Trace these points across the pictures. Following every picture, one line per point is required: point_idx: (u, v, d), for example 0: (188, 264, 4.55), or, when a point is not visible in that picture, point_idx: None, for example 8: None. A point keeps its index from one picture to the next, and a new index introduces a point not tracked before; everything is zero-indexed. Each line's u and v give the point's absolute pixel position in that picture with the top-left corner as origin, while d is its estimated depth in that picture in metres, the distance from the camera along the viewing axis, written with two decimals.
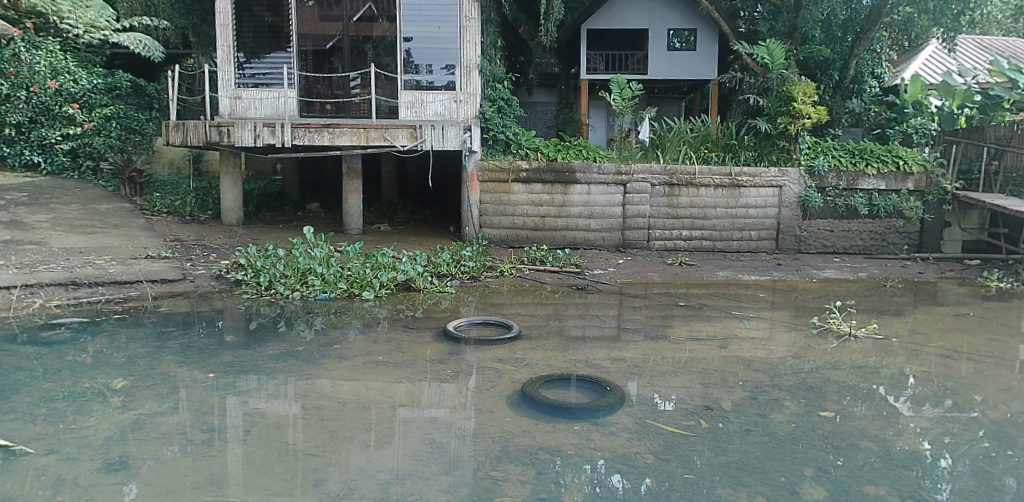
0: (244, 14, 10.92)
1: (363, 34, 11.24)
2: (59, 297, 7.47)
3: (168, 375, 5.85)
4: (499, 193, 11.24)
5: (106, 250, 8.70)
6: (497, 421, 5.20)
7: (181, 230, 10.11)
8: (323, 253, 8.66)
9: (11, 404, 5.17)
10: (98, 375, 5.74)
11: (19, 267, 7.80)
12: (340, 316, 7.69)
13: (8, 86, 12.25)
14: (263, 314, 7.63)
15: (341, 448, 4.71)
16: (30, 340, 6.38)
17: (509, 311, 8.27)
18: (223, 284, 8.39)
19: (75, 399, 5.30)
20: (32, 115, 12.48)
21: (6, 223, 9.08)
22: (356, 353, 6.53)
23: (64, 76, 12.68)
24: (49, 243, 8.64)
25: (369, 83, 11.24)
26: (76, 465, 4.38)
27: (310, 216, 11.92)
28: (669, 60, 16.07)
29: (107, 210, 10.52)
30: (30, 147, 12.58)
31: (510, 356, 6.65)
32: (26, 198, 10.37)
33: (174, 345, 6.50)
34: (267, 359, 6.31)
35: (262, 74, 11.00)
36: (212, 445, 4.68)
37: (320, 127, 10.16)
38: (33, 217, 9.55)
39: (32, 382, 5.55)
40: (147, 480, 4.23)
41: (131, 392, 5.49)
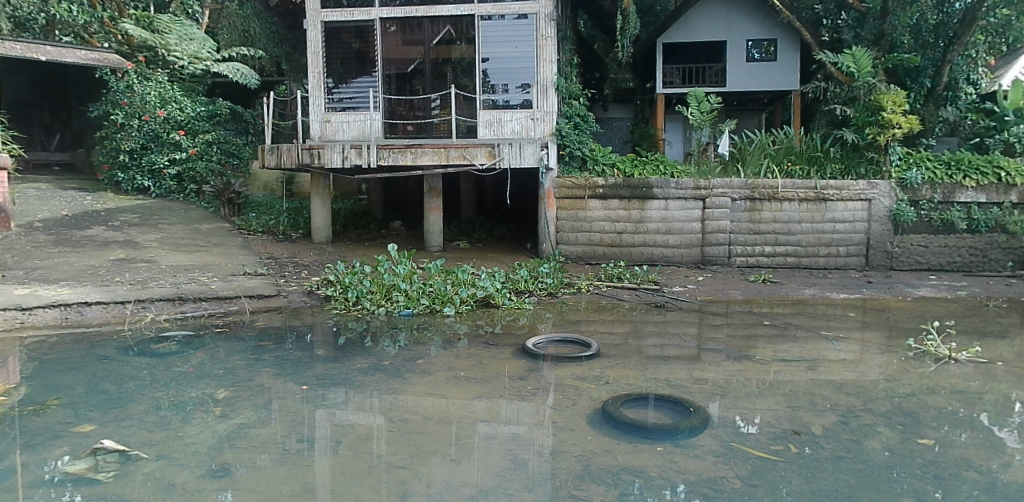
0: (333, 42, 11.50)
1: (442, 57, 11.46)
2: (167, 311, 7.97)
3: (263, 387, 6.17)
4: (576, 209, 11.30)
5: (208, 267, 9.27)
6: (578, 439, 5.23)
7: (275, 248, 10.64)
8: (407, 269, 8.96)
9: (126, 412, 5.55)
10: (202, 386, 6.13)
11: (132, 284, 8.39)
12: (422, 332, 7.90)
13: (124, 115, 13.44)
14: (351, 329, 7.93)
15: (425, 461, 4.85)
16: (141, 351, 6.84)
17: (588, 328, 8.30)
18: (314, 300, 8.77)
19: (182, 408, 5.67)
20: (143, 141, 13.50)
21: (121, 243, 9.82)
22: (438, 368, 6.70)
23: (172, 104, 13.65)
24: (159, 261, 9.28)
25: (448, 104, 11.36)
26: (184, 471, 4.69)
27: (393, 234, 12.31)
28: (747, 72, 15.77)
29: (208, 229, 11.19)
30: (142, 172, 13.52)
31: (589, 373, 6.67)
32: (138, 219, 11.17)
33: (270, 358, 6.85)
34: (356, 372, 6.58)
35: (350, 98, 11.56)
36: (304, 455, 4.91)
37: (403, 148, 10.51)
38: (144, 237, 10.28)
39: (144, 391, 5.96)
40: (246, 487, 4.48)
41: (231, 402, 5.82)
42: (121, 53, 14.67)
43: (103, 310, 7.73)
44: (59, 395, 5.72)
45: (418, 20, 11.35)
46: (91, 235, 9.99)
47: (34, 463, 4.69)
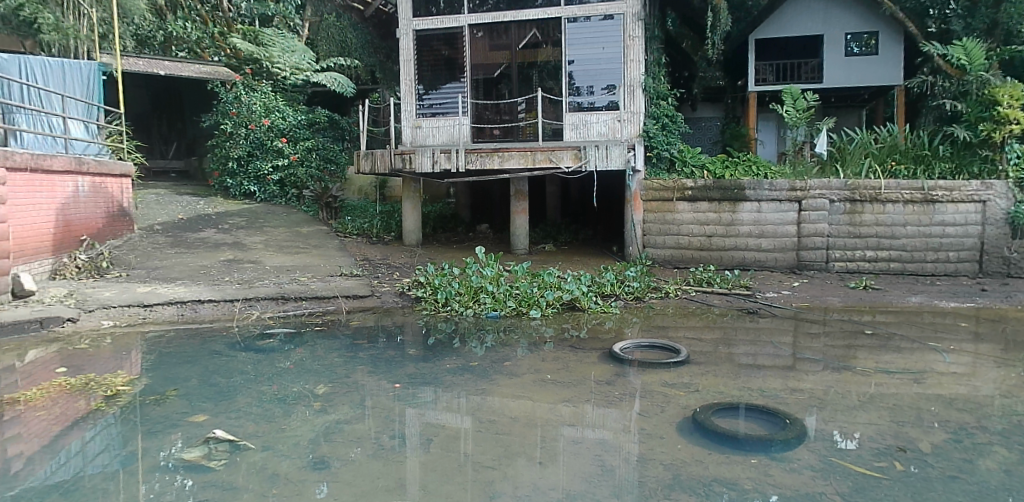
0: (423, 49, 11.81)
1: (528, 61, 11.57)
2: (271, 309, 8.42)
3: (359, 384, 6.43)
4: (664, 212, 11.12)
5: (308, 268, 9.74)
6: (667, 448, 5.16)
7: (369, 250, 11.05)
8: (494, 271, 9.12)
9: (235, 403, 5.91)
10: (303, 381, 6.44)
11: (240, 283, 8.93)
12: (509, 334, 7.99)
13: (233, 125, 14.33)
14: (440, 330, 8.13)
15: (514, 463, 4.92)
16: (248, 347, 7.27)
17: (676, 334, 8.16)
18: (406, 300, 9.05)
19: (285, 403, 5.98)
20: (249, 149, 14.27)
21: (230, 245, 10.46)
22: (525, 371, 6.77)
23: (275, 113, 14.42)
24: (263, 261, 9.84)
25: (535, 107, 11.48)
26: (287, 462, 4.94)
27: (480, 237, 12.53)
28: (846, 67, 15.07)
29: (308, 232, 11.75)
30: (248, 178, 14.30)
31: (679, 380, 6.56)
32: (244, 222, 11.86)
33: (365, 356, 7.13)
34: (446, 372, 6.74)
35: (440, 104, 11.84)
36: (397, 452, 5.08)
37: (490, 152, 10.66)
38: (250, 239, 10.91)
39: (250, 384, 6.33)
40: (343, 480, 4.67)
41: (330, 398, 6.09)
42: (229, 66, 15.62)
43: (215, 308, 8.25)
44: (177, 386, 6.14)
45: (505, 25, 11.52)
46: (203, 237, 10.69)
47: (152, 449, 5.01)
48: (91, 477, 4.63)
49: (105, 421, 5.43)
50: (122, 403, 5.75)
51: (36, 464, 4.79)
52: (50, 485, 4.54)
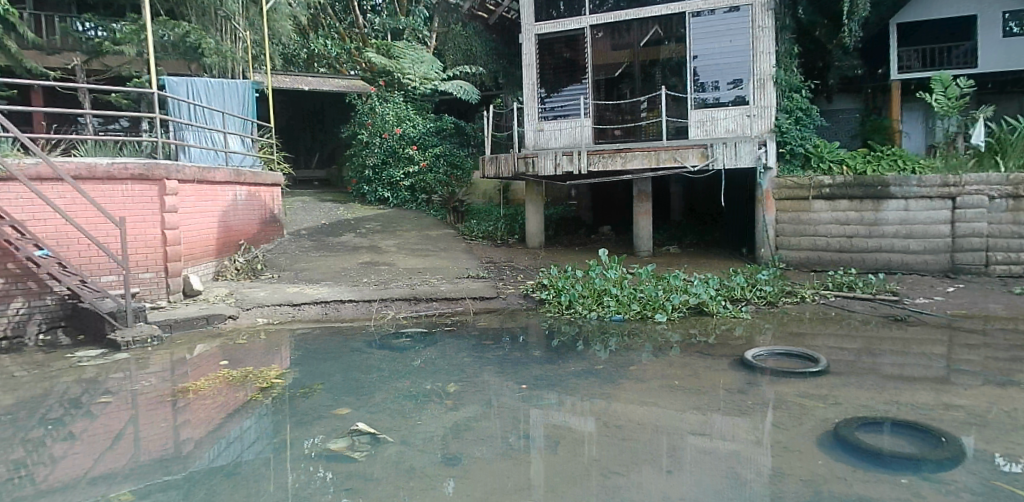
0: (545, 53, 11.93)
1: (650, 59, 11.41)
2: (404, 310, 8.85)
3: (487, 384, 6.61)
4: (799, 211, 10.58)
5: (437, 270, 10.14)
6: (806, 463, 4.91)
7: (494, 252, 11.33)
8: (617, 274, 9.10)
9: (374, 398, 6.22)
10: (435, 380, 6.70)
11: (377, 284, 9.46)
12: (633, 338, 7.91)
13: (368, 135, 15.16)
14: (565, 332, 8.19)
15: (643, 470, 4.87)
16: (385, 345, 7.69)
17: (813, 341, 7.74)
18: (530, 302, 9.20)
19: (418, 399, 6.23)
20: (383, 157, 15.03)
21: (367, 248, 11.09)
22: (652, 376, 6.69)
23: (406, 123, 15.19)
24: (397, 264, 10.35)
25: (657, 105, 11.33)
26: (423, 456, 5.11)
27: (603, 239, 12.51)
28: (1005, 47, 13.90)
29: (437, 235, 12.22)
30: (382, 185, 15.07)
31: (816, 391, 6.23)
32: (379, 227, 12.52)
33: (493, 357, 7.32)
34: (571, 375, 6.79)
35: (561, 106, 11.89)
36: (526, 453, 5.16)
37: (613, 153, 10.60)
38: (385, 242, 11.51)
39: (386, 380, 6.67)
40: (474, 477, 4.81)
41: (460, 396, 6.30)
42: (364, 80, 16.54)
43: (354, 308, 8.78)
44: (322, 381, 6.58)
45: (625, 24, 11.41)
46: (343, 241, 11.41)
47: (300, 438, 5.36)
48: (250, 462, 5.01)
49: (260, 411, 5.89)
50: (275, 394, 6.25)
51: (203, 447, 5.26)
52: (215, 467, 4.94)
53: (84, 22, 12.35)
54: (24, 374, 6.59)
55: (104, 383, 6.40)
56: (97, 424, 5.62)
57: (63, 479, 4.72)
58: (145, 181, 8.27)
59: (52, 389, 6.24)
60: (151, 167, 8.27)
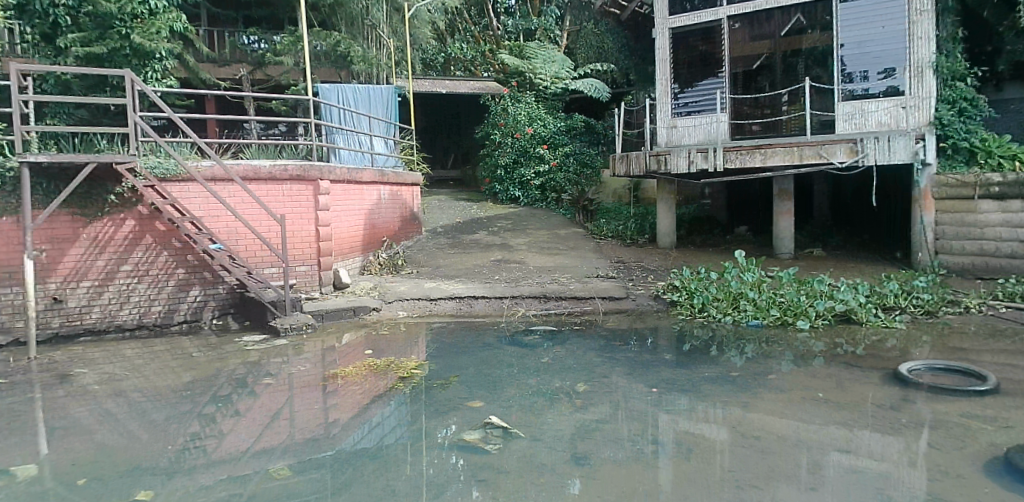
0: (679, 47, 11.62)
1: (793, 48, 10.82)
2: (534, 307, 8.99)
3: (618, 385, 6.57)
4: (963, 211, 9.69)
5: (567, 269, 10.23)
6: (969, 490, 4.51)
7: (624, 252, 11.25)
8: (755, 277, 8.73)
9: (506, 393, 6.35)
10: (565, 378, 6.74)
11: (508, 281, 9.69)
12: (772, 345, 7.57)
13: (501, 135, 15.52)
14: (697, 336, 7.99)
15: (783, 485, 4.66)
16: (516, 341, 7.86)
17: (979, 357, 7.05)
18: (661, 304, 9.06)
19: (548, 396, 6.30)
20: (515, 157, 15.35)
21: (498, 246, 11.38)
22: (793, 386, 6.38)
23: (537, 122, 15.40)
24: (527, 262, 10.54)
25: (800, 98, 10.68)
26: (554, 453, 5.15)
27: (739, 240, 12.11)
28: None
29: (566, 234, 12.31)
30: (513, 184, 15.32)
31: (983, 412, 5.68)
32: (509, 225, 12.79)
33: (623, 358, 7.27)
34: (704, 380, 6.61)
35: (696, 102, 11.56)
36: (658, 458, 5.08)
37: (752, 149, 10.13)
38: (515, 240, 11.75)
39: (517, 376, 6.80)
40: (605, 478, 4.79)
41: (590, 396, 6.30)
42: (496, 80, 16.87)
43: (487, 304, 9.05)
44: (457, 373, 6.83)
45: (766, 13, 10.86)
46: (476, 239, 11.77)
47: (434, 428, 5.57)
48: (391, 447, 5.29)
49: (399, 399, 6.22)
50: (413, 384, 6.56)
51: (349, 430, 5.61)
52: (360, 450, 5.28)
53: (249, 36, 13.58)
54: (200, 354, 7.38)
55: (266, 366, 7.03)
56: (259, 403, 6.18)
57: (230, 451, 5.22)
58: (301, 182, 8.98)
59: (222, 369, 6.94)
60: (308, 168, 8.97)
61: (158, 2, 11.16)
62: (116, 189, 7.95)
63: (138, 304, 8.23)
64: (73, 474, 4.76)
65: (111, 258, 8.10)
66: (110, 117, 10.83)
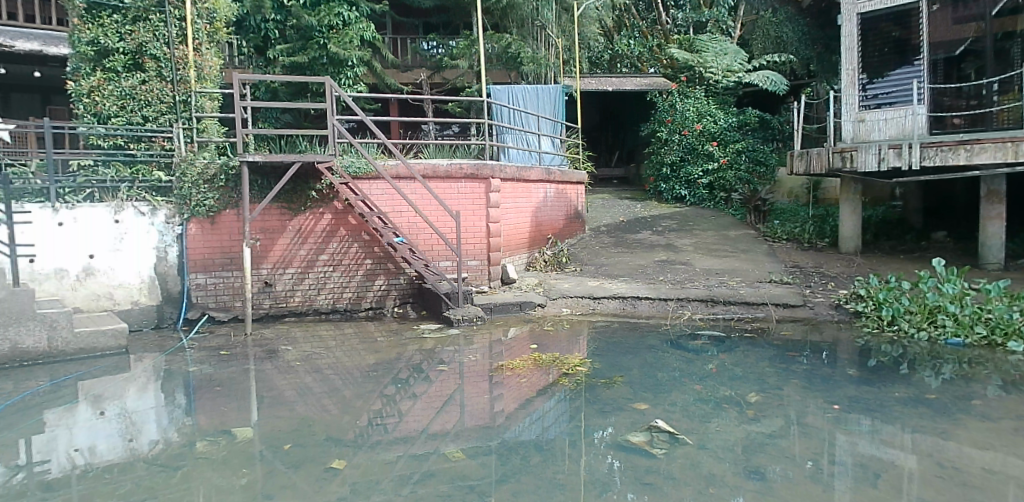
0: (870, 33, 10.57)
1: (1005, 30, 10.51)
2: (702, 311, 8.75)
3: (794, 398, 6.21)
4: None
5: (737, 272, 9.85)
6: None
7: (801, 257, 10.58)
8: (958, 289, 7.84)
9: (672, 397, 6.23)
10: (736, 387, 6.49)
11: (674, 283, 9.49)
12: (976, 367, 6.77)
13: (668, 132, 15.23)
14: (885, 352, 7.34)
15: None
16: (683, 345, 7.70)
17: None
18: (842, 315, 8.44)
19: (717, 404, 6.10)
20: (682, 155, 15.04)
21: (664, 246, 11.18)
22: (1004, 416, 5.67)
23: (707, 118, 14.90)
24: (694, 264, 10.26)
25: (1013, 86, 10.14)
26: (722, 465, 4.98)
27: (937, 247, 10.93)
28: None
29: (736, 236, 11.80)
30: (680, 183, 15.03)
31: None
32: (676, 225, 12.52)
33: (799, 370, 6.87)
34: (894, 401, 6.07)
35: (887, 93, 10.54)
36: (838, 481, 4.73)
37: (956, 145, 9.09)
38: (681, 241, 11.48)
39: (685, 381, 6.65)
40: (778, 496, 4.55)
41: (763, 407, 6.01)
42: (666, 76, 16.31)
43: (651, 305, 8.94)
44: (622, 374, 6.79)
45: None
46: (641, 239, 11.64)
47: (591, 427, 5.57)
48: (555, 442, 5.39)
49: (565, 394, 6.33)
50: (579, 381, 6.63)
51: (514, 421, 5.80)
52: (526, 441, 5.43)
53: (429, 42, 14.52)
54: (383, 340, 8.01)
55: (440, 354, 7.47)
56: (433, 388, 6.59)
57: (408, 432, 5.61)
58: (475, 180, 9.42)
59: (401, 355, 7.47)
60: (481, 167, 9.38)
61: (351, 13, 12.20)
62: (317, 186, 8.82)
63: (332, 290, 9.10)
64: (279, 439, 5.37)
65: (311, 248, 8.99)
66: (310, 121, 12.03)
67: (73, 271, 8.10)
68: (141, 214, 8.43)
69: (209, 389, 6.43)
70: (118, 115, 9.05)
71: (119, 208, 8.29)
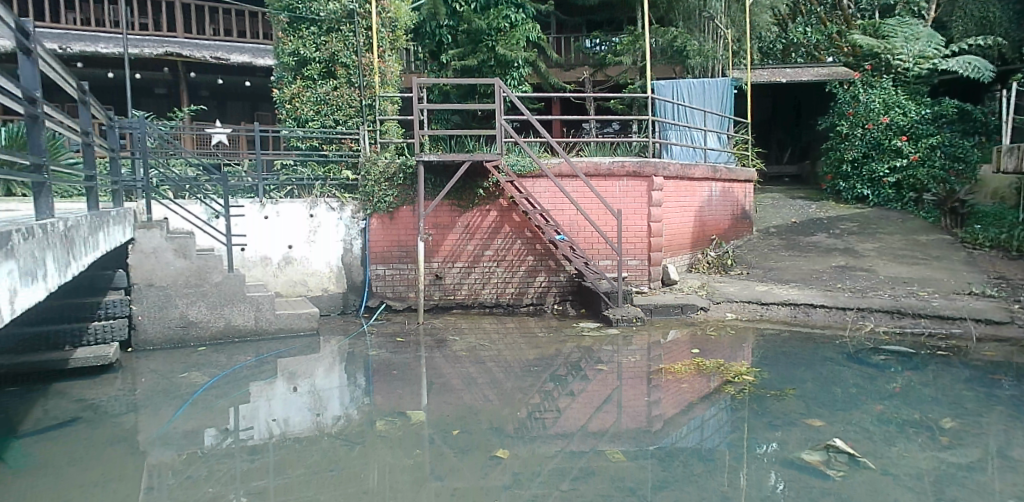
0: None
1: None
2: (886, 324, 8.04)
3: (997, 427, 5.53)
4: None
5: (930, 282, 8.92)
6: None
7: (1008, 266, 9.38)
8: None
9: (851, 416, 5.78)
10: (927, 410, 5.89)
11: (854, 292, 8.79)
12: None
13: (849, 125, 14.12)
14: None
15: None
16: (864, 360, 7.12)
17: None
18: None
19: (905, 427, 5.58)
20: (865, 150, 13.90)
21: (842, 251, 10.39)
22: None
23: (896, 110, 13.61)
24: (877, 271, 9.44)
25: None
26: (911, 495, 4.54)
27: None
28: None
29: (928, 241, 10.70)
30: (862, 181, 13.93)
31: None
32: (856, 228, 11.58)
33: (1005, 396, 6.10)
34: None
35: None
36: None
37: None
38: (863, 245, 10.60)
39: (867, 399, 6.14)
40: None
41: (960, 435, 5.41)
42: (847, 65, 14.96)
43: (826, 314, 8.36)
44: (795, 386, 6.42)
45: None
46: (816, 242, 10.89)
47: (755, 440, 5.33)
48: (719, 452, 5.21)
49: (731, 403, 6.09)
50: (747, 391, 6.35)
51: (676, 427, 5.68)
52: (687, 448, 5.30)
53: (593, 39, 14.51)
54: (543, 335, 8.20)
55: (598, 353, 7.50)
56: (592, 387, 6.63)
57: (568, 428, 5.70)
58: (638, 178, 9.32)
59: (560, 351, 7.60)
60: (643, 165, 9.26)
61: (519, 15, 12.54)
62: (484, 184, 9.19)
63: (496, 286, 9.44)
64: (448, 424, 5.68)
65: (478, 243, 9.38)
66: (478, 121, 12.54)
67: (275, 259, 9.09)
68: (331, 209, 9.24)
69: (386, 373, 6.94)
70: (313, 119, 10.01)
71: (313, 204, 9.15)
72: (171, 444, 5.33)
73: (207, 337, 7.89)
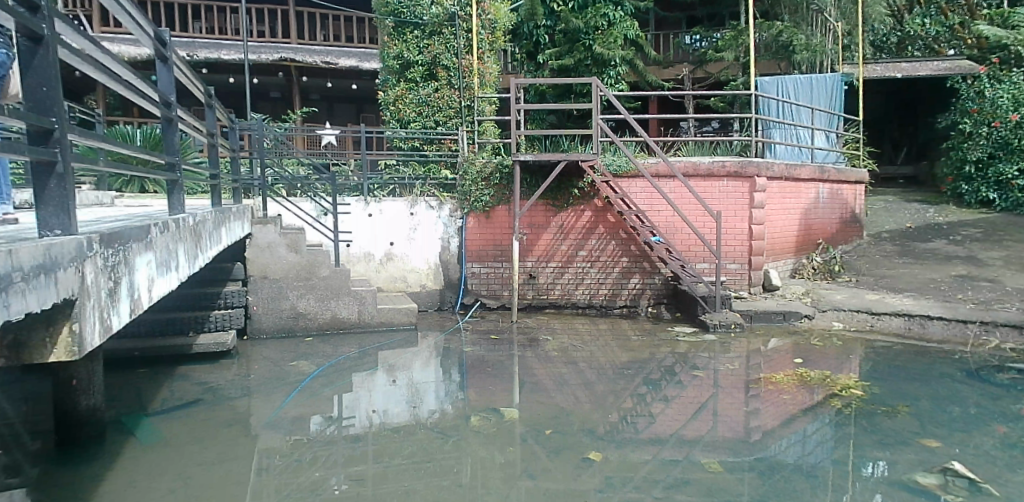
0: None
1: None
2: (1014, 341, 7.40)
3: None
4: None
5: None
6: None
7: None
8: None
9: (972, 439, 5.37)
10: None
11: (976, 304, 8.16)
12: None
13: (973, 123, 13.14)
14: None
15: None
16: (987, 378, 6.60)
17: None
18: None
19: None
20: (991, 150, 12.89)
21: (963, 259, 9.67)
22: None
23: None
24: (1004, 281, 8.72)
25: None
26: None
27: None
28: None
29: None
30: (987, 183, 12.98)
31: None
32: (980, 234, 10.74)
33: None
34: None
35: None
36: None
37: None
38: (988, 253, 9.82)
39: (990, 421, 5.69)
40: None
41: None
42: (973, 59, 14.03)
43: (945, 327, 7.81)
44: (908, 403, 6.04)
45: None
46: (933, 249, 10.19)
47: (862, 458, 5.06)
48: (823, 469, 4.98)
49: (836, 417, 5.81)
50: (855, 406, 6.03)
51: (776, 440, 5.48)
52: (787, 462, 5.10)
53: (693, 36, 14.17)
54: (638, 339, 8.10)
55: (694, 359, 7.34)
56: (687, 393, 6.49)
57: (662, 435, 5.61)
58: (740, 179, 9.04)
59: (654, 355, 7.49)
60: (746, 165, 8.98)
61: (617, 13, 12.42)
62: (580, 183, 9.17)
63: (589, 286, 9.42)
64: (541, 424, 5.72)
65: (572, 243, 9.39)
66: (575, 120, 12.53)
67: (378, 255, 9.44)
68: (431, 208, 9.51)
69: (481, 369, 7.07)
70: (415, 120, 10.33)
71: (414, 203, 9.44)
72: (281, 429, 5.66)
73: (314, 328, 8.32)
